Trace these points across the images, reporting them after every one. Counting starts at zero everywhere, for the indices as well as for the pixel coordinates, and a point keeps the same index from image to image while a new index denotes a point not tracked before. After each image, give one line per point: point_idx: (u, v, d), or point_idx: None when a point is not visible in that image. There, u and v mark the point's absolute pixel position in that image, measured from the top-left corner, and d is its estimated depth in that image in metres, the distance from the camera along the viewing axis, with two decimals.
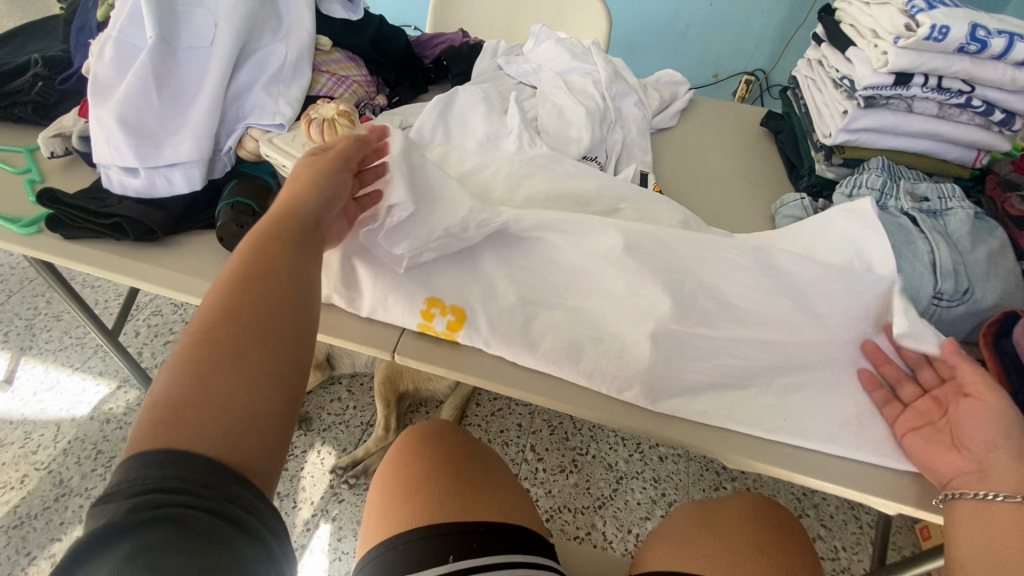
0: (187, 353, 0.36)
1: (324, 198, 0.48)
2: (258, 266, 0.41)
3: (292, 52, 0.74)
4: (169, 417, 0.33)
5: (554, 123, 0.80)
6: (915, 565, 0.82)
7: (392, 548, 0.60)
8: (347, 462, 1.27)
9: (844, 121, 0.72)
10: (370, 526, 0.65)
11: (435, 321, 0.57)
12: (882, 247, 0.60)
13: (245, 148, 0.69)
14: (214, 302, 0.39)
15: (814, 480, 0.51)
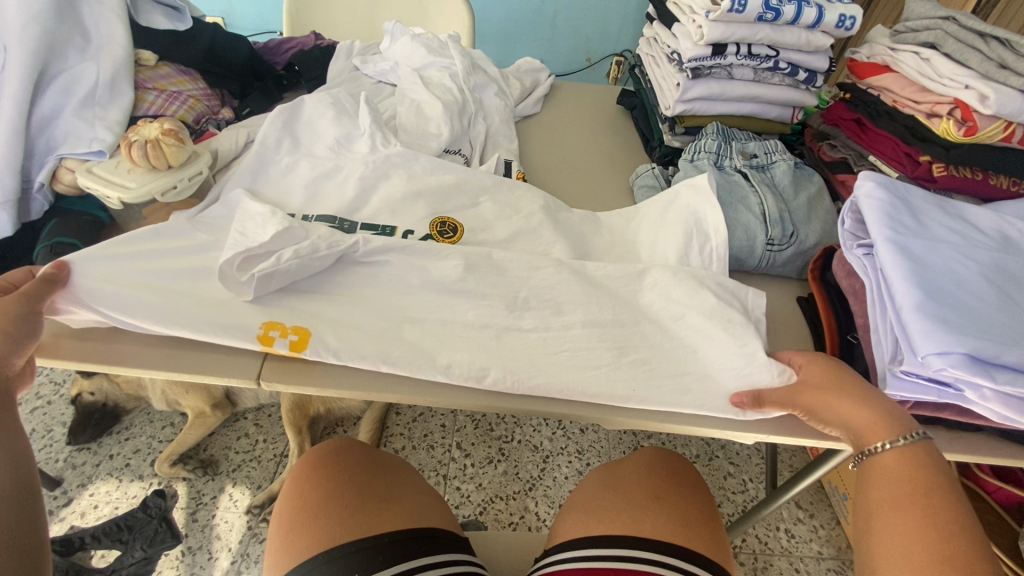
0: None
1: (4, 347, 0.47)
2: None
3: (106, 71, 0.67)
4: None
5: (412, 120, 0.79)
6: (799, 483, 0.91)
7: None
8: (263, 499, 1.20)
9: (678, 92, 0.77)
10: (271, 562, 0.62)
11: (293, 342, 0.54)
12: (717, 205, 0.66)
13: (61, 182, 0.62)
14: None
15: (683, 427, 0.55)
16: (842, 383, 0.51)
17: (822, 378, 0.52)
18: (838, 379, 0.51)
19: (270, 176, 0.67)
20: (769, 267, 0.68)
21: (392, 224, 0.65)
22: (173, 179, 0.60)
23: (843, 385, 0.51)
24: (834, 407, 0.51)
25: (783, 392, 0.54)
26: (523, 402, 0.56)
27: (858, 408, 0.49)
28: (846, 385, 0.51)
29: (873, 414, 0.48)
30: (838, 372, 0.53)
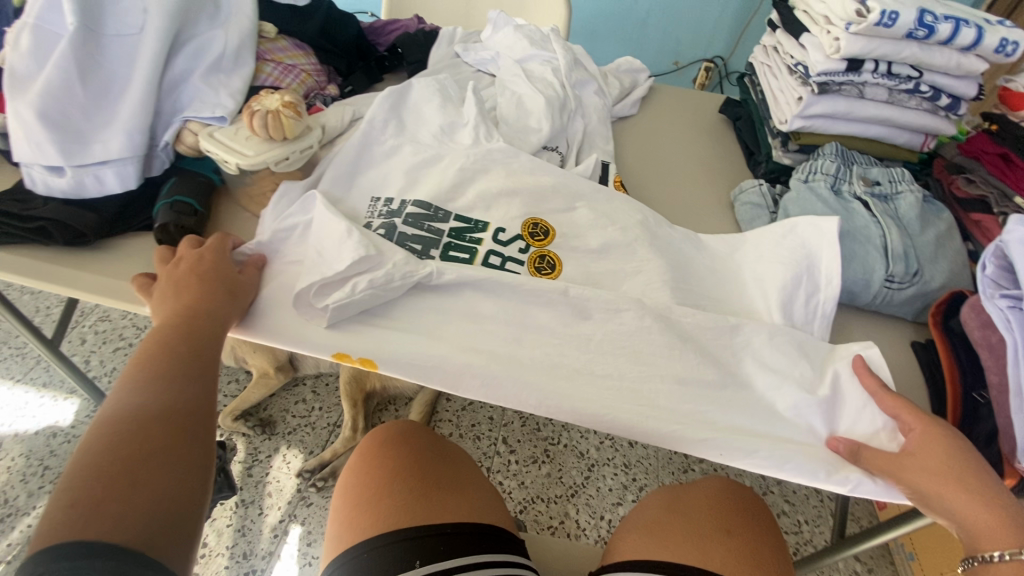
0: (82, 477, 0.39)
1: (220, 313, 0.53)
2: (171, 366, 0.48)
3: (232, 40, 0.69)
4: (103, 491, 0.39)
5: (513, 112, 0.78)
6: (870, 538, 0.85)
7: (357, 556, 0.59)
8: (314, 465, 1.24)
9: (798, 107, 0.72)
10: (333, 534, 0.63)
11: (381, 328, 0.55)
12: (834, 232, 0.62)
13: (183, 143, 0.64)
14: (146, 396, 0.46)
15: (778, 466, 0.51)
16: (939, 477, 0.47)
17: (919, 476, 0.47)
18: (929, 474, 0.47)
19: (373, 156, 0.68)
20: (883, 306, 0.63)
21: (484, 219, 0.64)
22: (287, 151, 0.61)
23: (938, 476, 0.47)
24: (948, 501, 0.46)
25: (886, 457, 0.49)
26: (608, 416, 0.53)
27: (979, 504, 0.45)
28: (945, 474, 0.46)
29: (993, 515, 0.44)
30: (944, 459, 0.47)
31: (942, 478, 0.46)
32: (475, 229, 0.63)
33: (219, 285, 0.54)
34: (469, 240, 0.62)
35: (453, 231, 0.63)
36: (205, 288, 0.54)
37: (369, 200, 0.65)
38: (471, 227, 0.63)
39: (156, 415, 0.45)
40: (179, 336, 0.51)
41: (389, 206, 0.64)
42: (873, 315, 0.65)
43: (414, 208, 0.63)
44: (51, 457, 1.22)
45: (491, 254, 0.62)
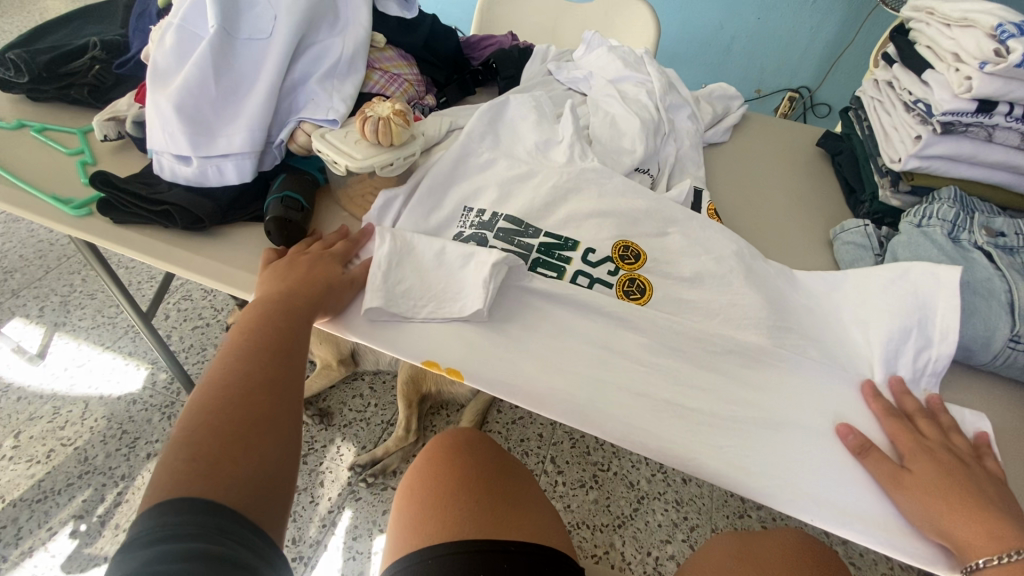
0: (187, 436, 0.41)
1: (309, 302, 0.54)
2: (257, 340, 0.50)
3: (348, 47, 0.73)
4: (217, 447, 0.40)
5: (606, 132, 0.78)
6: None
7: (420, 561, 0.59)
8: (366, 460, 1.26)
9: (915, 147, 0.68)
10: (396, 535, 0.64)
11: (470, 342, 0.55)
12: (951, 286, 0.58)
13: (296, 142, 0.68)
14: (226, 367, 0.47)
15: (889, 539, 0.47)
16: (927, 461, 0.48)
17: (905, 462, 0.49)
18: (919, 459, 0.49)
19: (469, 167, 0.70)
20: (1005, 367, 0.58)
21: (574, 238, 0.64)
22: (392, 157, 0.64)
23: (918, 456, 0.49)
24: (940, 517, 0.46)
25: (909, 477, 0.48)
26: (691, 452, 0.51)
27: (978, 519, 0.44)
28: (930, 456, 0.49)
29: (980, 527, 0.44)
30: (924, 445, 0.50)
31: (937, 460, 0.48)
32: (565, 247, 0.63)
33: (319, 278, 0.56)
34: (558, 258, 0.62)
35: (542, 247, 0.63)
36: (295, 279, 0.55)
37: (461, 210, 0.67)
38: (560, 244, 0.63)
39: (252, 386, 0.46)
40: (275, 318, 0.52)
41: (480, 218, 0.65)
42: (989, 376, 0.60)
43: (505, 222, 0.64)
44: (130, 422, 1.31)
45: (579, 274, 0.62)
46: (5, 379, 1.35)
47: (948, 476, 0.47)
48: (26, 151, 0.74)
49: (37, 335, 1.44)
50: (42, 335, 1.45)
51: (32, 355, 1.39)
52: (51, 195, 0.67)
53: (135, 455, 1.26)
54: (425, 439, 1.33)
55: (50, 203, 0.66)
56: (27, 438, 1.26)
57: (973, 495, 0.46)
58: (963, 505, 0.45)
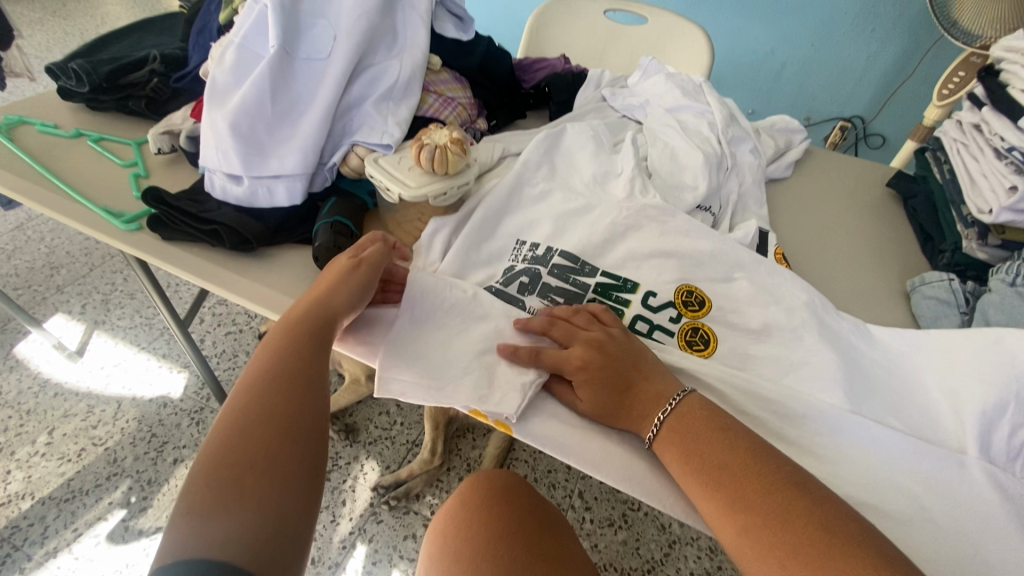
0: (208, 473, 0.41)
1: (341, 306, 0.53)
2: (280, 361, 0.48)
3: (405, 70, 0.71)
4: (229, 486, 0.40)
5: (666, 165, 0.74)
6: None
7: None
8: (390, 481, 1.23)
9: (1009, 198, 0.63)
10: None
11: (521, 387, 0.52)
12: None
13: (348, 165, 0.67)
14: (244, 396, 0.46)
15: None
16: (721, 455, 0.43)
17: (672, 458, 0.45)
18: (694, 455, 0.44)
19: (523, 198, 0.67)
20: None
21: (633, 279, 0.60)
22: (446, 185, 0.61)
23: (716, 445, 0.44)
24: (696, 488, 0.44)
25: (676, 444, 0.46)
26: None
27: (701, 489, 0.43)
28: (719, 442, 0.44)
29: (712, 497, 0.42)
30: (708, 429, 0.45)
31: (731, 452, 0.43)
32: (623, 288, 0.60)
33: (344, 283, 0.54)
34: (615, 300, 0.59)
35: (599, 287, 0.60)
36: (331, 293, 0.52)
37: (514, 242, 0.64)
38: (618, 285, 0.60)
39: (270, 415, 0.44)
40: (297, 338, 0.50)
41: (534, 252, 0.63)
42: None
43: (560, 258, 0.61)
44: (159, 426, 1.31)
45: (638, 319, 0.58)
46: (44, 375, 1.37)
47: (695, 440, 0.45)
48: (82, 160, 0.75)
49: (77, 332, 1.47)
50: (82, 332, 1.47)
51: (71, 352, 1.41)
52: (103, 207, 0.67)
53: (162, 459, 1.26)
54: (450, 463, 1.30)
55: (102, 216, 0.66)
56: (60, 435, 1.28)
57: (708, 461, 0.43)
58: (722, 502, 0.41)
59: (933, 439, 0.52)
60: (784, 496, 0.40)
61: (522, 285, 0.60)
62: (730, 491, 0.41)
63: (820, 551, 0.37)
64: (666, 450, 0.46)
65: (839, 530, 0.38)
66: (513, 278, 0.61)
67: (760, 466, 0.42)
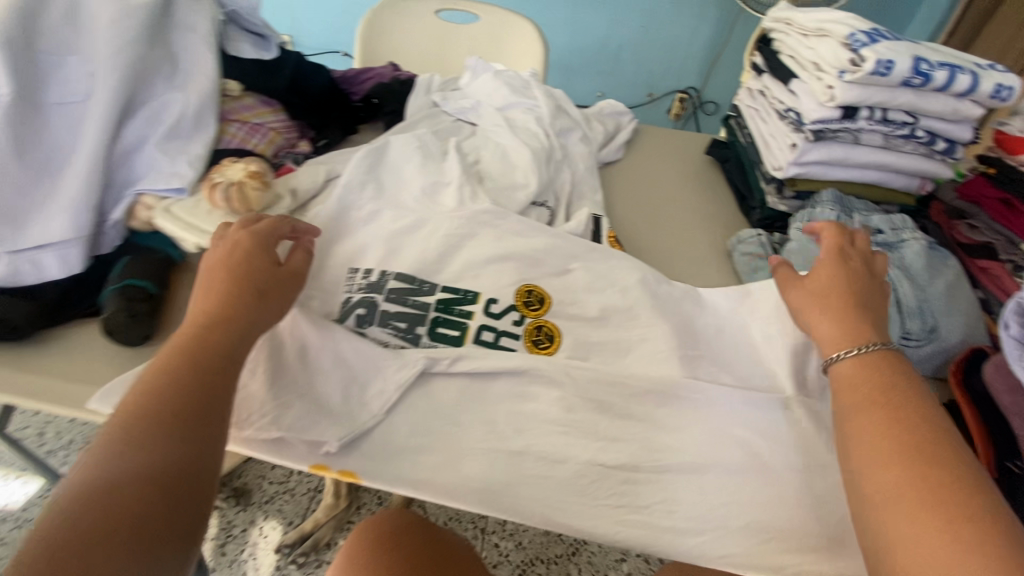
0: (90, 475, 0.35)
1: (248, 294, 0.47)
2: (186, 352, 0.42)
3: (191, 102, 0.64)
4: (97, 499, 0.34)
5: (497, 165, 0.74)
6: None
7: None
8: (294, 538, 1.14)
9: (793, 154, 0.70)
10: None
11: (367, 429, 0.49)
12: None
13: (138, 218, 0.59)
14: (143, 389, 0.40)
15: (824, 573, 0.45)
16: (872, 431, 0.42)
17: (859, 423, 0.43)
18: (880, 421, 0.42)
19: (351, 223, 0.63)
20: None
21: (474, 289, 0.59)
22: (254, 224, 0.56)
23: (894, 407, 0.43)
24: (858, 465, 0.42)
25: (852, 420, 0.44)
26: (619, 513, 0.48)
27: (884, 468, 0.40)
28: (886, 416, 0.43)
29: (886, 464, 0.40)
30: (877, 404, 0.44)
31: (873, 434, 0.42)
32: (464, 300, 0.58)
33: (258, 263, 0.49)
34: (458, 315, 0.57)
35: (440, 304, 0.57)
36: (243, 275, 0.48)
37: (346, 271, 0.59)
38: (459, 298, 0.58)
39: (168, 411, 0.39)
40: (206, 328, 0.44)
41: (368, 278, 0.58)
42: None
43: (397, 281, 0.58)
44: None
45: (483, 329, 0.56)
46: None
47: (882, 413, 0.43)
48: None
49: None
50: None
51: None
52: None
53: None
54: (359, 501, 1.23)
55: None
56: None
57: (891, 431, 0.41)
58: (900, 471, 0.39)
59: (762, 387, 0.57)
60: (933, 456, 0.39)
61: (360, 316, 0.55)
62: (919, 454, 0.39)
63: (982, 493, 0.37)
64: (858, 423, 0.44)
65: (967, 484, 0.37)
66: (349, 311, 0.56)
67: (907, 433, 0.41)
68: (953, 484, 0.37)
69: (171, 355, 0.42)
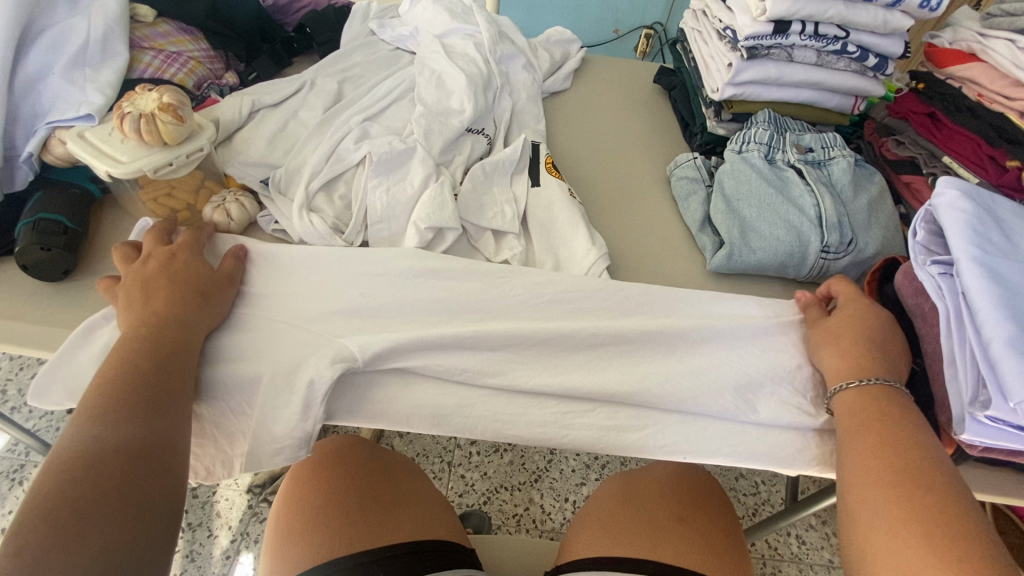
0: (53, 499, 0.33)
1: (179, 302, 0.46)
2: (123, 394, 0.39)
3: (96, 28, 0.61)
4: (59, 511, 0.32)
5: (433, 92, 0.72)
6: (810, 507, 0.83)
7: (335, 573, 0.54)
8: (264, 478, 1.15)
9: (729, 75, 0.69)
10: (295, 555, 0.57)
11: (299, 344, 0.49)
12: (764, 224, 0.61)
13: (51, 153, 0.56)
14: (81, 432, 0.36)
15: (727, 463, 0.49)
16: (873, 469, 0.41)
17: (866, 431, 0.43)
18: (888, 453, 0.41)
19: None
20: (821, 276, 0.61)
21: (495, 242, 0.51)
22: (170, 157, 0.54)
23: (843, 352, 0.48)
24: (855, 489, 0.41)
25: (863, 442, 0.42)
26: (539, 415, 0.51)
27: (870, 483, 0.40)
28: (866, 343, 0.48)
29: (880, 462, 0.41)
30: (887, 486, 0.39)
31: (877, 480, 0.40)
32: None
33: (189, 287, 0.47)
34: None
35: None
36: (175, 293, 0.46)
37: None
38: None
39: (107, 441, 0.36)
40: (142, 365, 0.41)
41: None
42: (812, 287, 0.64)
43: None
44: None
45: None
46: None
47: (879, 431, 0.42)
48: None
49: None
50: None
51: None
52: None
53: None
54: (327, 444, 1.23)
55: None
56: None
57: (899, 466, 0.40)
58: (887, 490, 0.39)
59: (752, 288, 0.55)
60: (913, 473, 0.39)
61: None
62: (900, 472, 0.39)
63: (924, 493, 0.38)
64: (862, 429, 0.43)
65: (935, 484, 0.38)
66: None
67: (903, 465, 0.40)
68: (925, 479, 0.39)
69: (116, 385, 0.39)
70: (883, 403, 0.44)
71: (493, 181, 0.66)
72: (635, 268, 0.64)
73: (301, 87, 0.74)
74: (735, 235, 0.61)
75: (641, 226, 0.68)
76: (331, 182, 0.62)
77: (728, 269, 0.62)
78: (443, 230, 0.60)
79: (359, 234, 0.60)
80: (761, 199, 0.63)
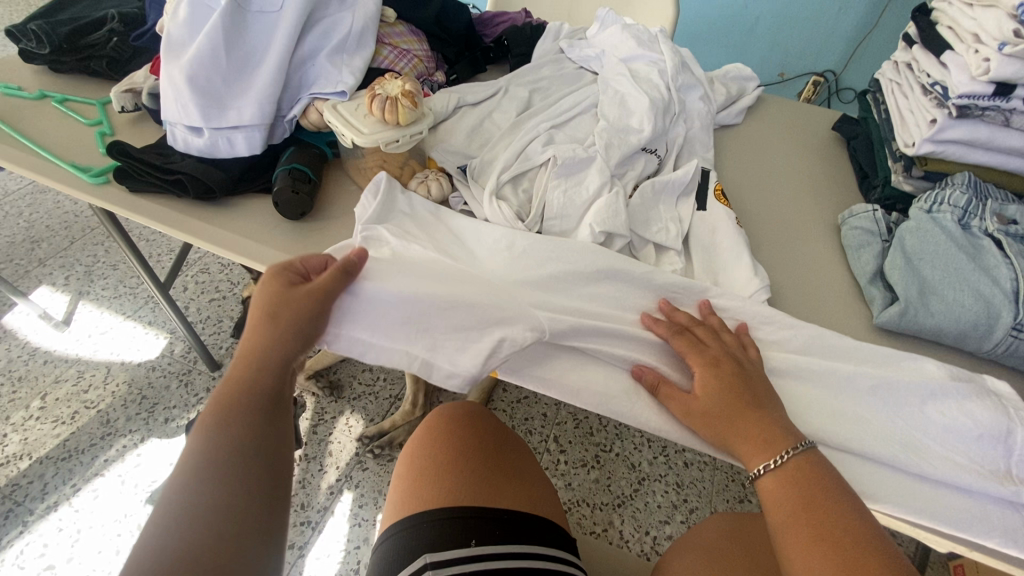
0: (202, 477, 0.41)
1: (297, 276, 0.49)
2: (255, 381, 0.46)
3: (358, 23, 0.73)
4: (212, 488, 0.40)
5: (615, 110, 0.77)
6: None
7: (458, 519, 0.60)
8: (373, 432, 1.26)
9: (929, 131, 0.67)
10: (423, 493, 0.64)
11: None
12: (948, 288, 0.58)
13: (308, 118, 0.70)
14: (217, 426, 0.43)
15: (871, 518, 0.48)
16: (809, 534, 0.43)
17: (789, 494, 0.45)
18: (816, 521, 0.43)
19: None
20: (1006, 356, 0.57)
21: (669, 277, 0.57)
22: (398, 135, 0.64)
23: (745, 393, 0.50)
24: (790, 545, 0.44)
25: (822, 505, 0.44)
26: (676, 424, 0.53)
27: (814, 548, 0.43)
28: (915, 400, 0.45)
29: (831, 530, 0.43)
30: (824, 552, 0.42)
31: (823, 543, 0.43)
32: None
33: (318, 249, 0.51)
34: None
35: None
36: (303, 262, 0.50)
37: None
38: None
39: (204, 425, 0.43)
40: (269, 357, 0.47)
41: None
42: (992, 366, 0.59)
43: None
44: (149, 388, 1.30)
45: None
46: (31, 343, 1.35)
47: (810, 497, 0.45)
48: (46, 121, 0.76)
49: (62, 302, 1.43)
50: (67, 303, 1.43)
51: (57, 322, 1.38)
52: (71, 164, 0.69)
53: (156, 419, 1.26)
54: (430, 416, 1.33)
55: (70, 171, 0.68)
56: (53, 400, 1.27)
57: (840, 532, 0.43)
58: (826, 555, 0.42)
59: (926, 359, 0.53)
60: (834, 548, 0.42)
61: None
62: (837, 543, 0.42)
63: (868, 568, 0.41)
64: (787, 491, 0.45)
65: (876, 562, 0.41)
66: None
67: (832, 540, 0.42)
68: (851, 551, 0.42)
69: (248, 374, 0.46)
70: (808, 481, 0.45)
71: (661, 199, 0.69)
72: (793, 306, 0.63)
73: (497, 91, 0.83)
74: (912, 293, 0.59)
75: (802, 268, 0.68)
76: (517, 177, 0.69)
77: (896, 327, 0.59)
78: (613, 235, 0.64)
79: (535, 225, 0.66)
80: (948, 262, 0.60)
